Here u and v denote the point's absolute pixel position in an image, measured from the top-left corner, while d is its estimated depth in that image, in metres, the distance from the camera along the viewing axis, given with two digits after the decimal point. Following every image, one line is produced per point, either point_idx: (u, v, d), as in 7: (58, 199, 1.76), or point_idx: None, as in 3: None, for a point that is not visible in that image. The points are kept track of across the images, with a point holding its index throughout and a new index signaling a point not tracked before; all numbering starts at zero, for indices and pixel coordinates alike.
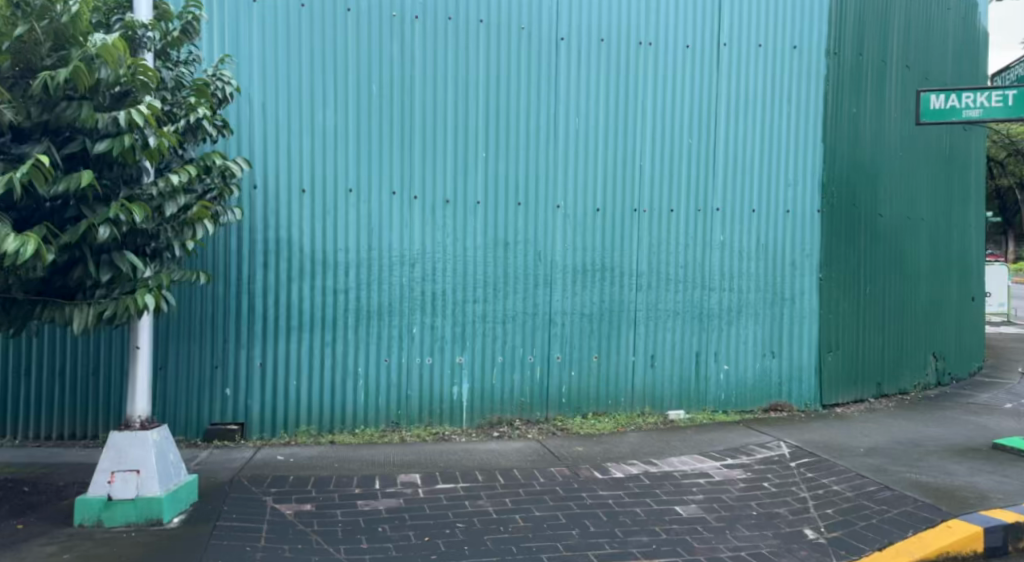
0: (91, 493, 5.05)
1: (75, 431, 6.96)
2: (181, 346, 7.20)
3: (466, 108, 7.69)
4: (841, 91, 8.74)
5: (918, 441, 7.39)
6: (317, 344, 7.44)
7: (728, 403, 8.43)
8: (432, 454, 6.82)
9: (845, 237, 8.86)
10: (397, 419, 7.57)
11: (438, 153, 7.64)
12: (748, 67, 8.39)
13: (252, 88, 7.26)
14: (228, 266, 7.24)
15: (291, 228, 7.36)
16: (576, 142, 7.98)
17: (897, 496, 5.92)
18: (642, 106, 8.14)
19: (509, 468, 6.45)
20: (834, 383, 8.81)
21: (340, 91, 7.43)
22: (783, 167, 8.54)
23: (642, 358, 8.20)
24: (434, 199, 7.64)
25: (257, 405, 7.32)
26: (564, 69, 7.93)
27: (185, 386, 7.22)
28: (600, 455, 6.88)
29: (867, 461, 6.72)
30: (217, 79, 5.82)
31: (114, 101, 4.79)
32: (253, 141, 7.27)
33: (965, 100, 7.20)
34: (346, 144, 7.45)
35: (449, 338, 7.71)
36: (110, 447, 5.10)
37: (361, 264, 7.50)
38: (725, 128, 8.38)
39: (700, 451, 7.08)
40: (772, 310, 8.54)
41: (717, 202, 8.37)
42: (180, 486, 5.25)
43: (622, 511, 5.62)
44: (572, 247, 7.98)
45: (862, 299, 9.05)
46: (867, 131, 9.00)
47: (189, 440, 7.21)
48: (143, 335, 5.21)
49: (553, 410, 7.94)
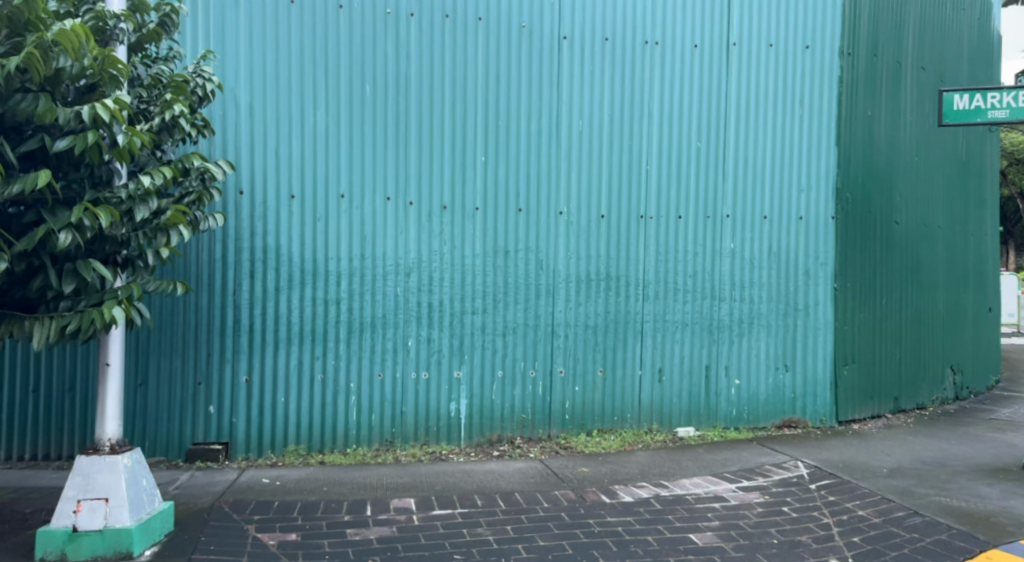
0: (55, 523, 4.61)
1: (50, 452, 6.53)
2: (161, 360, 6.80)
3: (465, 110, 7.31)
4: (855, 91, 8.38)
5: (942, 461, 6.98)
6: (307, 358, 7.03)
7: (739, 420, 8.02)
8: (429, 476, 6.40)
9: (860, 245, 8.48)
10: (391, 437, 7.16)
11: (434, 157, 7.26)
12: (760, 68, 8.03)
13: (238, 87, 6.88)
14: (212, 275, 6.85)
15: (280, 235, 6.97)
16: (579, 145, 7.60)
17: (928, 523, 5.50)
18: (649, 108, 7.77)
19: (510, 492, 6.03)
20: (850, 398, 8.40)
21: (331, 92, 7.05)
22: (796, 172, 8.16)
23: (649, 372, 7.81)
24: (431, 205, 7.25)
25: (242, 424, 6.91)
26: (567, 68, 7.55)
27: (166, 403, 6.82)
28: (607, 477, 6.46)
29: (892, 484, 6.30)
30: (198, 75, 5.43)
31: (77, 95, 4.38)
32: (239, 143, 6.89)
33: (991, 100, 6.78)
34: (338, 147, 7.07)
35: (446, 351, 7.30)
36: (76, 473, 4.68)
37: (354, 274, 7.11)
38: (735, 130, 8.00)
39: (713, 471, 6.66)
40: (785, 322, 8.15)
41: (727, 208, 7.99)
42: (154, 515, 4.81)
43: (633, 541, 5.21)
44: (575, 256, 7.59)
45: (879, 309, 8.66)
46: (882, 135, 8.64)
47: (170, 461, 6.80)
48: (113, 350, 4.82)
49: (555, 427, 7.54)
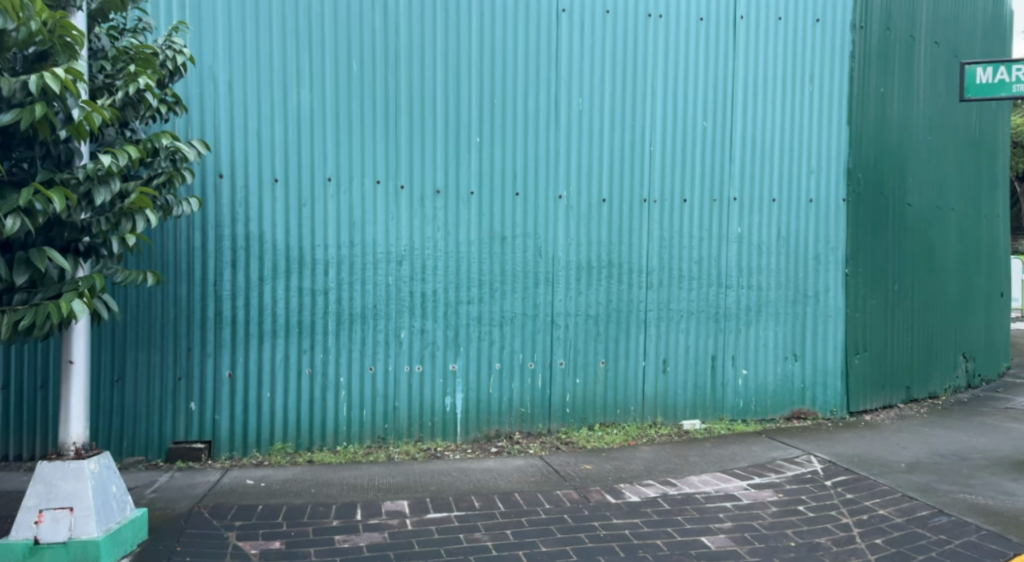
0: (15, 535, 4.26)
1: (22, 452, 6.16)
2: (139, 355, 6.42)
3: (458, 88, 6.92)
4: (868, 67, 7.99)
5: (963, 454, 6.64)
6: (293, 351, 6.66)
7: (746, 412, 7.69)
8: (423, 475, 6.04)
9: (872, 228, 8.12)
10: (383, 433, 6.81)
11: (426, 137, 6.86)
12: (768, 42, 7.63)
13: (217, 63, 6.47)
14: (191, 264, 6.47)
15: (263, 221, 6.58)
16: (579, 125, 7.21)
17: (955, 523, 5.17)
18: (652, 85, 7.38)
19: (509, 492, 5.68)
20: (861, 388, 8.07)
21: (316, 70, 6.64)
22: (806, 152, 7.79)
23: (653, 363, 7.46)
24: (423, 189, 6.86)
25: (226, 421, 6.55)
26: (566, 43, 7.14)
27: (145, 400, 6.45)
28: (611, 475, 6.11)
29: (912, 480, 5.97)
30: (168, 47, 5.01)
31: (25, 64, 4.01)
32: (218, 124, 6.49)
33: (1016, 73, 6.39)
34: (324, 127, 6.67)
35: (441, 343, 6.94)
36: (38, 480, 4.32)
37: (342, 263, 6.73)
38: (742, 109, 7.61)
39: (722, 468, 6.32)
40: (794, 310, 7.80)
41: (734, 191, 7.62)
42: (124, 524, 4.46)
43: (642, 546, 4.87)
44: (575, 242, 7.22)
45: (891, 295, 8.31)
46: (895, 112, 8.26)
47: (150, 460, 6.44)
48: (77, 347, 4.47)
49: (555, 421, 7.20)
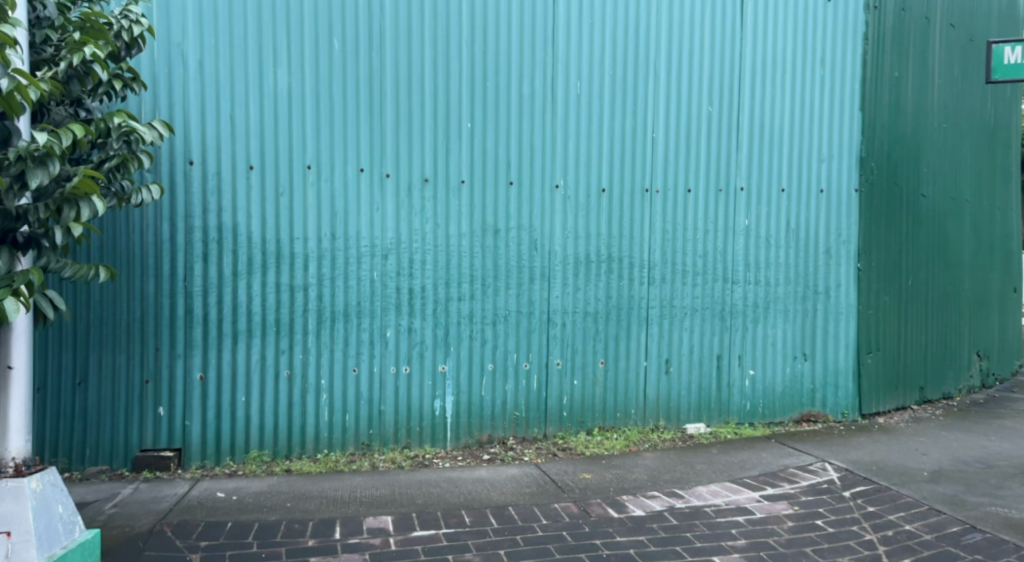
0: None
1: None
2: (102, 357, 5.94)
3: (448, 69, 6.44)
4: (882, 49, 7.55)
5: (988, 462, 6.22)
6: (271, 352, 6.18)
7: (753, 415, 7.25)
8: (410, 487, 5.58)
9: (885, 221, 7.69)
10: (368, 440, 6.34)
11: (413, 122, 6.38)
12: (778, 22, 7.18)
13: (186, 41, 5.98)
14: (160, 258, 5.99)
15: (236, 212, 6.10)
16: (577, 110, 6.74)
17: (990, 541, 4.74)
18: (655, 68, 6.92)
19: (503, 506, 5.23)
20: (874, 389, 7.64)
21: (295, 48, 6.16)
22: (818, 139, 7.35)
23: (655, 363, 7.01)
24: (411, 178, 6.39)
25: (197, 427, 6.07)
26: (563, 21, 6.67)
27: (108, 405, 5.97)
28: (612, 485, 5.66)
29: (937, 491, 5.54)
30: (123, 16, 4.53)
31: None
32: (188, 106, 6.00)
33: None
34: (304, 111, 6.19)
35: (430, 342, 6.48)
36: None
37: (323, 256, 6.25)
38: (750, 93, 7.16)
39: (731, 477, 5.87)
40: (804, 306, 7.37)
41: (741, 180, 7.17)
42: (71, 549, 3.99)
43: None
44: (573, 234, 6.76)
45: (905, 292, 7.88)
46: (910, 99, 7.82)
47: (115, 470, 5.96)
48: (16, 350, 4.03)
49: (552, 425, 6.75)
